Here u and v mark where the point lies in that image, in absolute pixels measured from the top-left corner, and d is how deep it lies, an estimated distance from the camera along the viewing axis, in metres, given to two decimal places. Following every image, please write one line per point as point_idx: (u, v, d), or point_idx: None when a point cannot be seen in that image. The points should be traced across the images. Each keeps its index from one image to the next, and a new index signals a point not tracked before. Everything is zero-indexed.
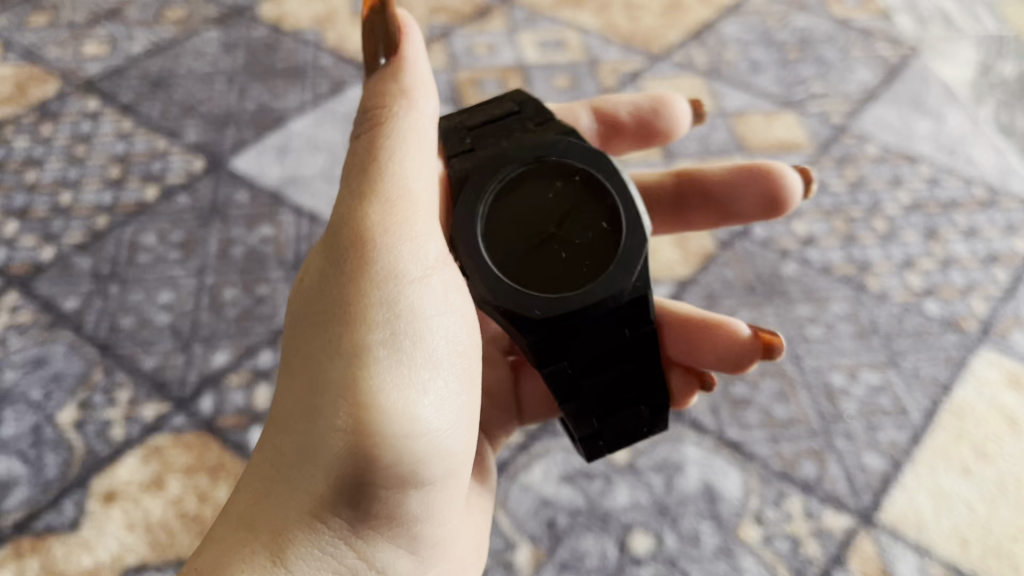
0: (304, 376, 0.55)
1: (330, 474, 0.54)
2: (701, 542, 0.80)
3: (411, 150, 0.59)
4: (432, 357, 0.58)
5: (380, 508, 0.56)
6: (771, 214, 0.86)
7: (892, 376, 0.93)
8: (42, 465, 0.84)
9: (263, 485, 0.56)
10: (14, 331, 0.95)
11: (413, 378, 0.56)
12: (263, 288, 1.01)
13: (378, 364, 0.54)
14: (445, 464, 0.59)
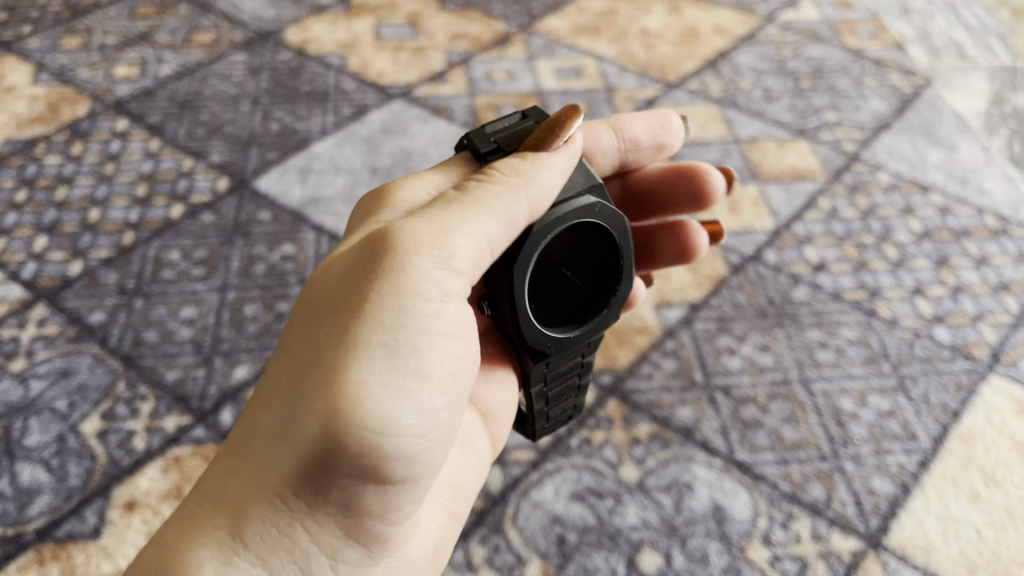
0: (295, 377, 0.56)
1: (297, 470, 0.55)
2: (710, 561, 0.80)
3: (471, 216, 0.59)
4: (426, 372, 0.58)
5: (337, 501, 0.58)
6: (692, 208, 0.92)
7: (901, 401, 0.94)
8: (65, 474, 0.86)
9: (236, 466, 0.59)
10: (41, 343, 0.98)
11: (400, 384, 0.56)
12: (283, 305, 1.03)
13: (369, 366, 0.55)
14: (413, 467, 0.59)
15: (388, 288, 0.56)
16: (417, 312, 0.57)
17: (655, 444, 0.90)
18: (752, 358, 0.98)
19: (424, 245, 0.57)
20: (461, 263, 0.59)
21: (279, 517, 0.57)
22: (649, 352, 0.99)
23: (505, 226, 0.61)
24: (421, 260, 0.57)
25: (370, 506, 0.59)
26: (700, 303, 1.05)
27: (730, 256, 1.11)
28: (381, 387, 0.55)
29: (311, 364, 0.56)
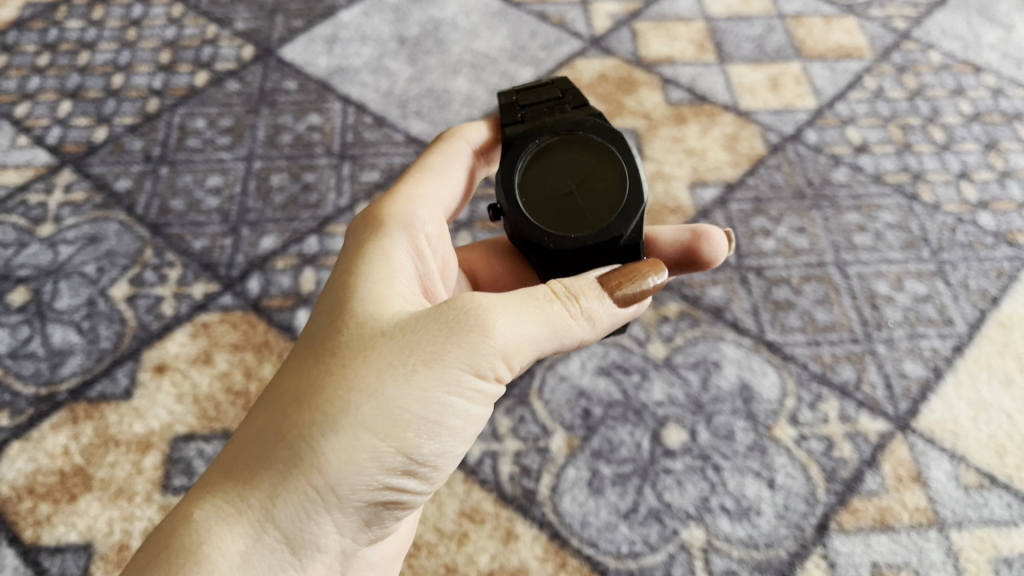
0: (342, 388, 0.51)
1: (341, 478, 0.50)
2: (735, 438, 0.80)
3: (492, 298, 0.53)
4: (456, 420, 0.53)
5: (351, 505, 0.52)
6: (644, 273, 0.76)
7: (939, 286, 0.92)
8: (96, 336, 0.87)
9: (252, 452, 0.51)
10: (68, 208, 0.97)
11: (440, 429, 0.53)
12: (310, 175, 1.02)
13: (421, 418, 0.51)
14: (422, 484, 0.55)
15: (469, 348, 0.51)
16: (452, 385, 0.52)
17: (684, 323, 0.89)
18: (787, 240, 0.96)
19: (461, 322, 0.52)
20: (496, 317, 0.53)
21: (313, 514, 0.51)
22: None
23: (509, 298, 0.54)
24: (501, 323, 0.52)
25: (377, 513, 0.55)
26: (737, 182, 1.02)
27: (769, 135, 1.07)
28: (422, 420, 0.51)
29: (375, 379, 0.51)
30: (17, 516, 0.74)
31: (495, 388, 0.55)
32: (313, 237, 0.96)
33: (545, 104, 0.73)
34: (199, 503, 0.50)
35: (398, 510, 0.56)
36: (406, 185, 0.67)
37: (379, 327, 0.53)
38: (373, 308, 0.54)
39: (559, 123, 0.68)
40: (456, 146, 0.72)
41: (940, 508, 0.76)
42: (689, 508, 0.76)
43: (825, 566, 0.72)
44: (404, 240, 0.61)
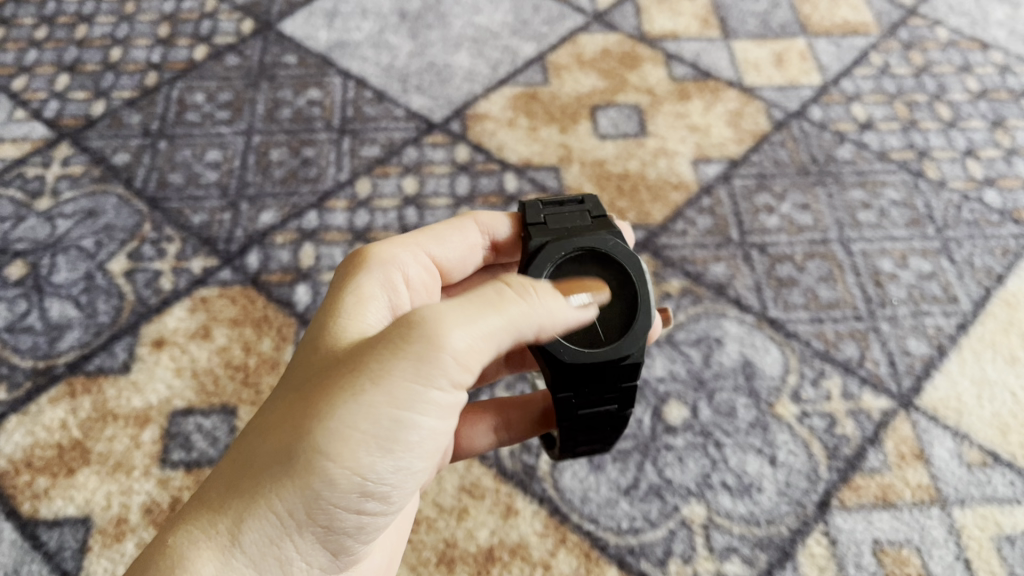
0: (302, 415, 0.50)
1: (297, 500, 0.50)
2: (737, 415, 0.80)
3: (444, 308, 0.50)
4: (415, 435, 0.51)
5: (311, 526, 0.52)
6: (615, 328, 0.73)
7: (944, 263, 0.91)
8: (94, 310, 0.86)
9: (224, 479, 0.51)
10: (66, 181, 0.97)
11: (396, 445, 0.51)
12: (309, 150, 1.01)
13: (372, 438, 0.50)
14: (392, 497, 0.54)
15: (415, 363, 0.49)
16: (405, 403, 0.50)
17: (686, 299, 0.88)
18: (791, 217, 0.95)
19: (410, 338, 0.49)
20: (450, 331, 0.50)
21: (277, 533, 0.51)
22: (684, 207, 0.96)
23: (464, 308, 0.51)
24: (454, 332, 0.49)
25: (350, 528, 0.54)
26: (741, 159, 1.01)
27: (774, 111, 1.06)
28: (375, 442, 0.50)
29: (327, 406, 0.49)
30: (15, 489, 0.74)
31: (453, 401, 0.52)
32: (312, 212, 0.95)
33: (566, 207, 0.70)
34: (169, 530, 0.51)
35: (366, 527, 0.55)
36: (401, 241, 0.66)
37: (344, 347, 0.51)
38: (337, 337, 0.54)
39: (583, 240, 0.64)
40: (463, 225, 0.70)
41: (942, 486, 0.75)
42: (690, 485, 0.75)
43: (827, 543, 0.72)
44: (381, 283, 0.61)
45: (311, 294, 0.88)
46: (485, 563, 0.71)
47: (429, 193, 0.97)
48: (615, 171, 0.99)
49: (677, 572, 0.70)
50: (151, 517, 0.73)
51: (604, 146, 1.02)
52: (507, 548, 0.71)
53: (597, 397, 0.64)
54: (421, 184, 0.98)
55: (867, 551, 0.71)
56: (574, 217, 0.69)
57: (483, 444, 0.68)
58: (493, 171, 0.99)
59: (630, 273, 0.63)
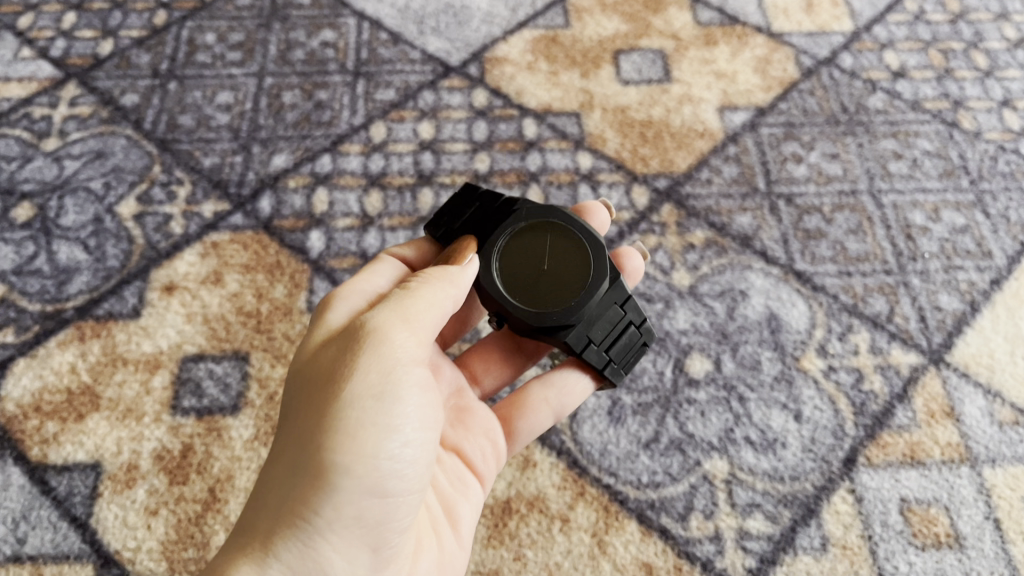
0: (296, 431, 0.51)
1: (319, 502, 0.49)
2: (761, 368, 0.77)
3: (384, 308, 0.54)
4: (402, 411, 0.52)
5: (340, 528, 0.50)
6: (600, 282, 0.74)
7: (978, 216, 0.88)
8: (103, 254, 0.84)
9: (252, 509, 0.52)
10: (73, 122, 0.94)
11: (384, 419, 0.51)
12: (323, 93, 0.98)
13: (355, 412, 0.50)
14: (408, 483, 0.52)
15: (372, 348, 0.52)
16: (379, 375, 0.51)
17: (710, 251, 0.85)
18: (819, 167, 0.92)
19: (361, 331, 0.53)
20: (393, 314, 0.54)
21: (302, 535, 0.49)
22: (709, 156, 0.93)
23: (411, 304, 0.55)
24: (396, 328, 0.53)
25: (379, 523, 0.51)
26: (768, 106, 0.97)
27: (802, 58, 1.02)
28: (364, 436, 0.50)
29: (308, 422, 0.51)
30: (24, 434, 0.72)
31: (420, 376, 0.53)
32: (326, 155, 0.92)
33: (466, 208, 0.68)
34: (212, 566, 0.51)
35: (402, 524, 0.53)
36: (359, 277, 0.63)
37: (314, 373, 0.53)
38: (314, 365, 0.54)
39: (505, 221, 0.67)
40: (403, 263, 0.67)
41: (973, 444, 0.73)
42: (712, 439, 0.73)
43: (852, 501, 0.70)
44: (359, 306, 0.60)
45: (324, 240, 0.85)
46: (501, 515, 0.69)
47: (446, 138, 0.94)
48: (637, 118, 0.96)
49: (699, 527, 0.69)
50: (162, 464, 0.71)
51: (627, 92, 0.98)
52: (524, 501, 0.70)
53: (607, 323, 0.67)
54: (438, 129, 0.95)
55: (893, 510, 0.70)
56: (482, 213, 0.68)
57: (544, 420, 0.67)
58: (512, 117, 0.96)
59: (554, 219, 0.67)
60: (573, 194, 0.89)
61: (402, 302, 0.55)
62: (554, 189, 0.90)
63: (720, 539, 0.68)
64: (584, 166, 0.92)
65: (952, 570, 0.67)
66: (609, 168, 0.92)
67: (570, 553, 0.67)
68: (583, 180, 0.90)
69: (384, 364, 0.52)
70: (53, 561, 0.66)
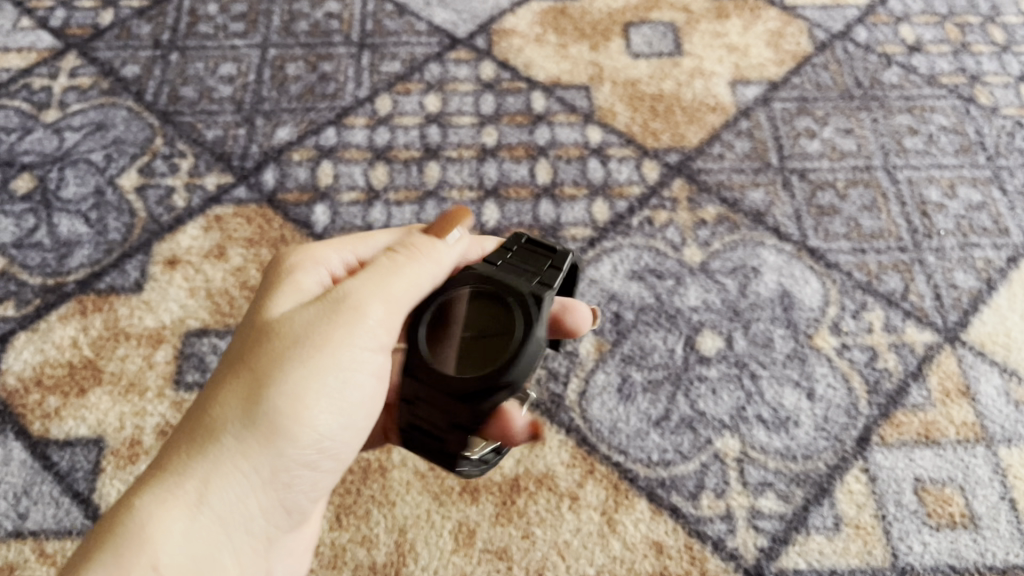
0: (237, 382, 0.49)
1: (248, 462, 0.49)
2: (774, 346, 0.76)
3: (364, 282, 0.52)
4: (356, 393, 0.52)
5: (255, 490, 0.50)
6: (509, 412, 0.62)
7: (995, 193, 0.86)
8: (104, 227, 0.83)
9: (180, 448, 0.49)
10: (73, 93, 0.92)
11: (341, 396, 0.51)
12: (328, 65, 0.96)
13: (317, 387, 0.50)
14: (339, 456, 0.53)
15: (347, 329, 0.50)
16: (349, 356, 0.51)
17: (722, 227, 0.84)
18: (833, 143, 0.90)
19: (339, 305, 0.51)
20: (375, 297, 0.51)
21: (238, 489, 0.49)
22: (721, 131, 0.91)
23: (390, 288, 0.52)
24: (373, 305, 0.51)
25: (303, 486, 0.53)
26: (782, 81, 0.96)
27: (816, 32, 1.00)
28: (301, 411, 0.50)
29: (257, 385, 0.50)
30: (25, 408, 0.71)
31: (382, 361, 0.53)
32: (331, 128, 0.91)
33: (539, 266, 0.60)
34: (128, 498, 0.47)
35: (318, 492, 0.54)
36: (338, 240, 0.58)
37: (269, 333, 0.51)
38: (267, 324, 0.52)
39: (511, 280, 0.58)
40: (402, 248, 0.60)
41: (988, 424, 0.72)
42: (724, 417, 0.72)
43: (866, 480, 0.69)
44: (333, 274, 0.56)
45: (329, 214, 0.84)
46: (509, 493, 0.68)
47: (452, 111, 0.92)
48: (648, 91, 0.94)
49: (710, 507, 0.68)
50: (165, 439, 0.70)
51: (638, 66, 0.97)
52: (533, 479, 0.69)
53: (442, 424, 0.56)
54: (444, 103, 0.93)
55: (907, 490, 0.69)
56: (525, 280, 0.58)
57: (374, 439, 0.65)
58: (520, 90, 0.94)
59: (526, 339, 0.54)
60: (582, 169, 0.88)
61: (385, 284, 0.52)
62: (563, 164, 0.88)
63: (731, 518, 0.67)
64: (594, 141, 0.90)
65: (967, 551, 0.66)
66: (619, 143, 0.90)
67: (579, 532, 0.66)
68: (593, 155, 0.89)
69: (355, 348, 0.51)
70: (55, 536, 0.65)
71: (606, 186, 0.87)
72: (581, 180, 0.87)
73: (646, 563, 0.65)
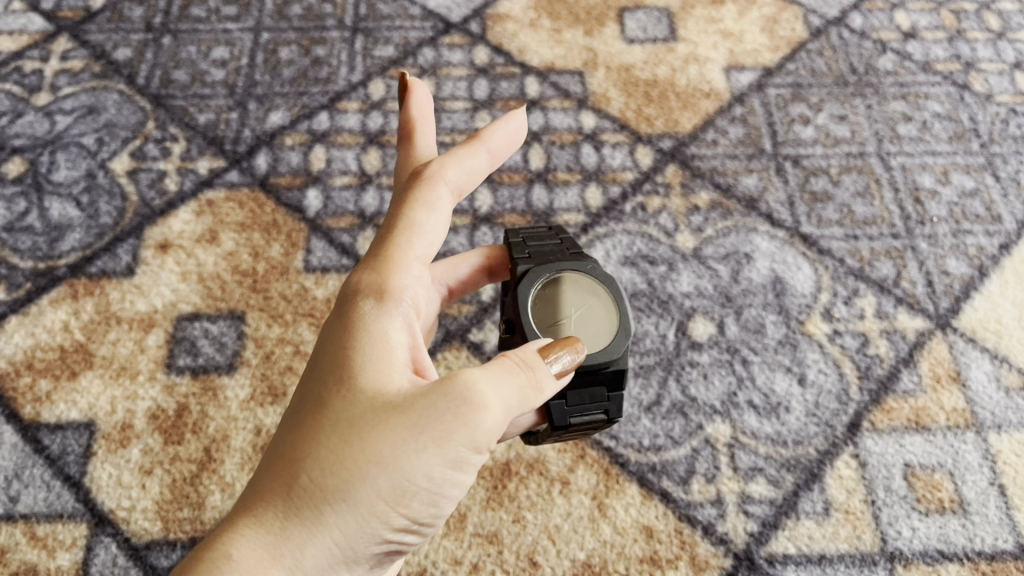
0: (345, 449, 0.42)
1: (358, 535, 0.43)
2: (765, 332, 0.76)
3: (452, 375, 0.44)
4: (460, 481, 0.45)
5: (378, 551, 0.46)
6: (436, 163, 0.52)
7: (987, 180, 0.86)
8: (96, 210, 0.82)
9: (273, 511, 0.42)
10: (65, 76, 0.92)
11: (444, 487, 0.44)
12: (321, 49, 0.96)
13: (422, 467, 0.42)
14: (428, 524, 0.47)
15: (457, 425, 0.42)
16: (463, 453, 0.43)
17: (715, 213, 0.84)
18: (827, 129, 0.90)
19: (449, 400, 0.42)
20: (481, 387, 0.43)
21: (332, 559, 0.43)
22: (714, 117, 0.91)
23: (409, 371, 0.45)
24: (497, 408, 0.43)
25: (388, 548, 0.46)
26: (777, 67, 0.96)
27: (811, 17, 1.00)
28: (436, 489, 0.43)
29: (387, 447, 0.42)
30: (16, 392, 0.71)
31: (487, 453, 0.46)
32: (324, 113, 0.90)
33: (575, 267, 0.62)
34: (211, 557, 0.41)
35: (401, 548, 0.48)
36: (399, 250, 0.49)
37: (378, 399, 0.43)
38: (376, 380, 0.44)
39: (566, 262, 0.61)
40: (435, 192, 0.51)
41: (979, 410, 0.72)
42: (715, 403, 0.72)
43: (856, 466, 0.69)
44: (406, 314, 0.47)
45: (321, 199, 0.84)
46: (501, 477, 0.68)
47: (446, 96, 0.92)
48: (642, 77, 0.94)
49: (700, 491, 0.68)
50: (157, 423, 0.70)
51: (632, 51, 0.96)
52: (524, 463, 0.69)
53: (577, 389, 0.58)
54: (438, 87, 0.93)
55: (897, 475, 0.69)
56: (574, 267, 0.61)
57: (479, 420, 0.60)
58: (514, 75, 0.94)
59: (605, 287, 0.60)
60: (576, 155, 0.88)
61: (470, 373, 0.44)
62: (557, 149, 0.88)
63: (721, 503, 0.67)
64: (587, 126, 0.90)
65: (955, 536, 0.66)
66: (613, 128, 0.90)
67: (570, 516, 0.67)
68: (586, 140, 0.89)
69: (465, 450, 0.43)
70: (46, 520, 0.65)
71: (599, 172, 0.86)
72: (575, 166, 0.87)
73: (637, 547, 0.65)
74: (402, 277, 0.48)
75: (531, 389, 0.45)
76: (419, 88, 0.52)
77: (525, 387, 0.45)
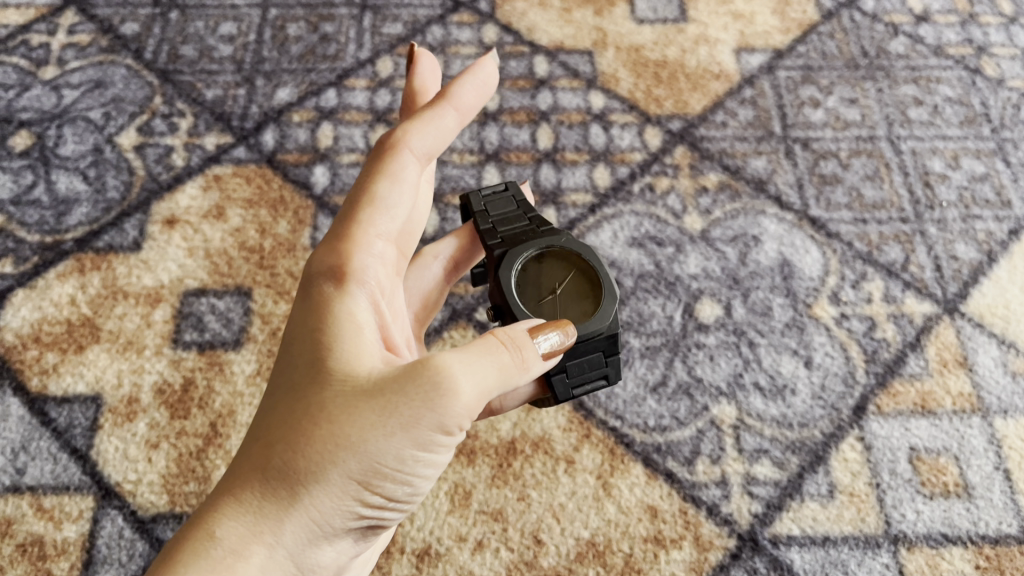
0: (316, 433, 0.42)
1: (332, 514, 0.43)
2: (772, 315, 0.76)
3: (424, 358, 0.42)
4: (433, 461, 0.44)
5: (357, 527, 0.46)
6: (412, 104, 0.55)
7: (998, 165, 0.86)
8: (103, 185, 0.82)
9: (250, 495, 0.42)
10: (72, 50, 0.92)
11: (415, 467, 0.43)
12: (329, 26, 0.95)
13: (393, 450, 0.42)
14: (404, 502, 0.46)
15: (425, 410, 0.41)
16: (432, 437, 0.42)
17: (723, 195, 0.83)
18: (837, 112, 0.90)
19: (421, 384, 0.41)
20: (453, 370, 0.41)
21: (310, 538, 0.43)
22: (724, 99, 0.90)
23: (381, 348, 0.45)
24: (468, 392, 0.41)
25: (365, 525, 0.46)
26: (787, 49, 0.95)
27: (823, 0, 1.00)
28: (407, 469, 0.43)
29: (357, 430, 0.41)
30: (23, 364, 0.71)
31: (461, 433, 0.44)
32: (332, 90, 0.90)
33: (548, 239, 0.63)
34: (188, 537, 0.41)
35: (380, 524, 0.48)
36: (361, 226, 0.48)
37: (352, 383, 0.42)
38: (345, 361, 0.43)
39: (540, 240, 0.62)
40: (401, 162, 0.50)
41: (985, 394, 0.72)
42: (721, 384, 0.72)
43: (861, 449, 0.69)
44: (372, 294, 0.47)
45: (328, 176, 0.84)
46: (506, 456, 0.68)
47: (454, 74, 0.92)
48: (651, 58, 0.94)
49: (705, 472, 0.68)
50: (163, 397, 0.70)
51: (642, 31, 0.96)
52: (529, 442, 0.69)
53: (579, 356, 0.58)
54: (446, 65, 0.92)
55: (902, 459, 0.69)
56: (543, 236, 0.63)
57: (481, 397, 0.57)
58: (523, 54, 0.93)
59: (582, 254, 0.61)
60: (584, 135, 0.87)
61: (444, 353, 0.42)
62: (565, 129, 0.88)
63: (726, 484, 0.67)
64: (596, 106, 0.89)
65: (960, 520, 0.66)
66: (622, 108, 0.89)
67: (574, 494, 0.67)
68: (595, 121, 0.88)
69: (435, 434, 0.42)
70: (52, 492, 0.66)
71: (607, 152, 0.86)
72: (583, 146, 0.86)
73: (641, 527, 0.65)
74: (364, 257, 0.48)
75: (513, 369, 0.44)
76: (424, 59, 0.56)
77: (507, 367, 0.43)
